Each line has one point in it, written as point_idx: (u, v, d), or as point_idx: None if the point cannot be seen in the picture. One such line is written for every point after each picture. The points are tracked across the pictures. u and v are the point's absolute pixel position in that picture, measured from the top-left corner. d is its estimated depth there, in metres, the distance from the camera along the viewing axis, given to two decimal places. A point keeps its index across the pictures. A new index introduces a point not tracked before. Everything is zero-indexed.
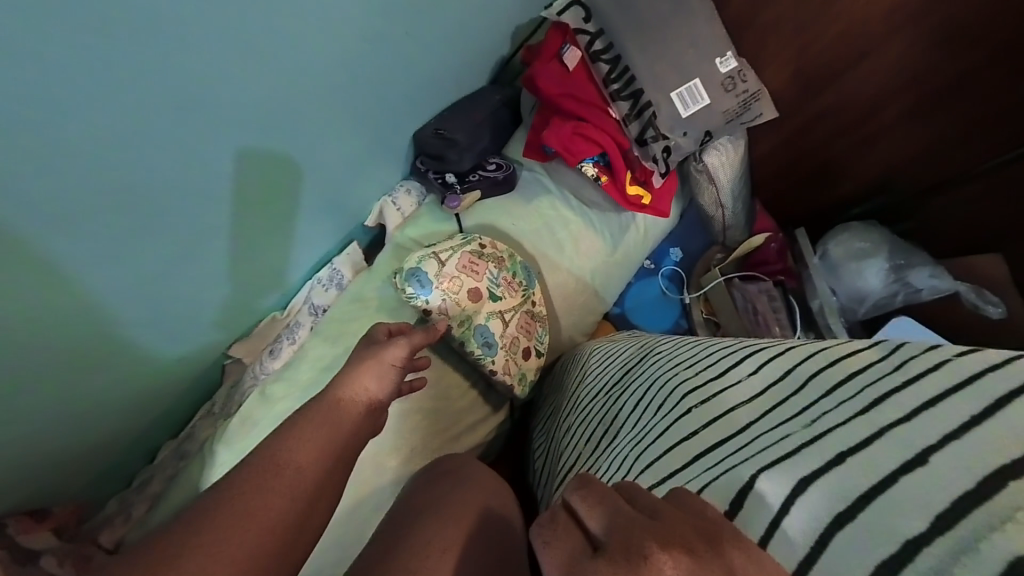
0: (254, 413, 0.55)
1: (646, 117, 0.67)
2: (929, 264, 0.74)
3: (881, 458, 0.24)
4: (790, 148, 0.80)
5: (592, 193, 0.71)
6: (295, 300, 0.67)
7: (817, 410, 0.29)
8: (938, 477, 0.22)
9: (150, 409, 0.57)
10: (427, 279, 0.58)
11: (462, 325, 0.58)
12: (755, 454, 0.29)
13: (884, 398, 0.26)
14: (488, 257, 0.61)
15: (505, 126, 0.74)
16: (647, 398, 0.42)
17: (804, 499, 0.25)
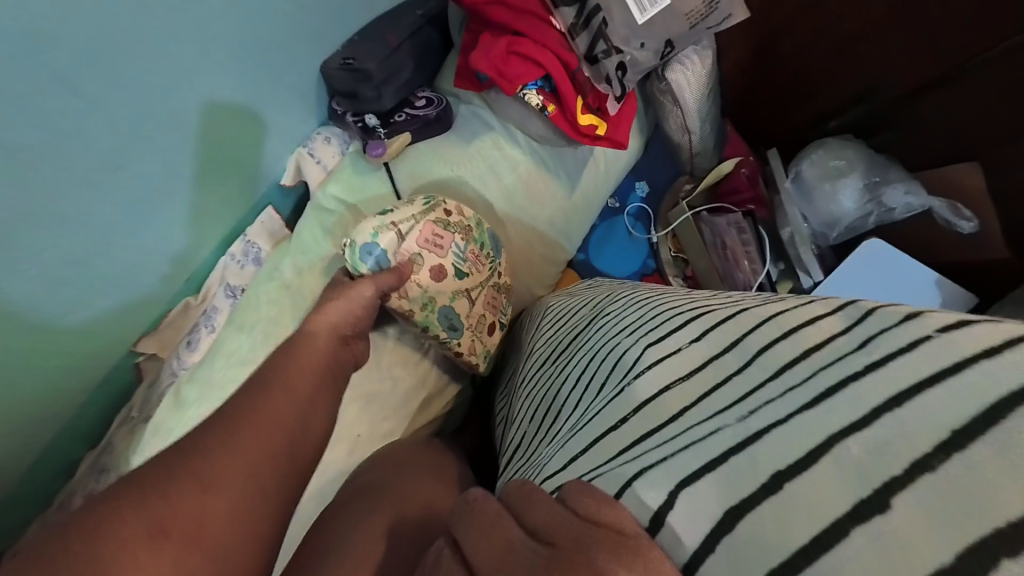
0: (166, 422, 0.49)
1: (596, 27, 0.56)
2: (904, 179, 0.69)
3: (833, 490, 0.18)
4: (762, 58, 0.72)
5: (539, 125, 0.61)
6: (209, 281, 0.57)
7: (760, 395, 0.24)
8: (905, 529, 0.17)
9: (49, 423, 0.49)
10: (383, 257, 0.50)
11: (424, 309, 0.52)
12: (680, 451, 0.24)
13: (839, 389, 0.21)
14: (454, 227, 0.54)
15: (432, 50, 0.62)
16: (588, 373, 0.37)
17: (735, 538, 0.20)
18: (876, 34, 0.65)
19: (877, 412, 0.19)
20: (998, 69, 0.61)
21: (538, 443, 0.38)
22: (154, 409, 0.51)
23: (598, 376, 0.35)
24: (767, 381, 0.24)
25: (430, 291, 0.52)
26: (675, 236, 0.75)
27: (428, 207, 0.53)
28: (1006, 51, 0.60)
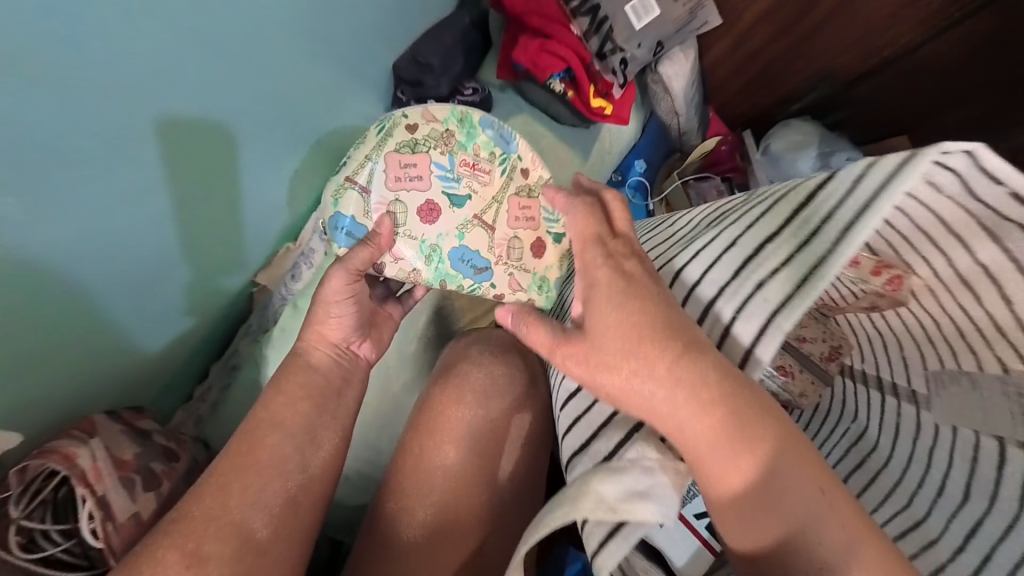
0: (288, 324, 0.67)
1: (605, 31, 0.74)
2: (848, 149, 0.86)
3: (725, 238, 0.43)
4: (738, 52, 0.88)
5: (560, 108, 0.77)
6: (304, 231, 0.72)
7: (710, 221, 0.47)
8: (744, 242, 0.41)
9: (195, 335, 0.64)
10: (351, 221, 0.58)
11: (431, 259, 0.61)
12: (670, 251, 0.48)
13: (738, 207, 0.45)
14: (426, 143, 0.61)
15: (476, 48, 0.79)
16: None
17: (686, 267, 0.44)
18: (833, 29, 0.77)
19: (749, 210, 0.44)
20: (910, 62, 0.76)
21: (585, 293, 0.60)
22: (275, 321, 0.69)
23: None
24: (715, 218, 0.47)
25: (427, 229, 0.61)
26: (667, 202, 0.90)
27: (396, 141, 0.60)
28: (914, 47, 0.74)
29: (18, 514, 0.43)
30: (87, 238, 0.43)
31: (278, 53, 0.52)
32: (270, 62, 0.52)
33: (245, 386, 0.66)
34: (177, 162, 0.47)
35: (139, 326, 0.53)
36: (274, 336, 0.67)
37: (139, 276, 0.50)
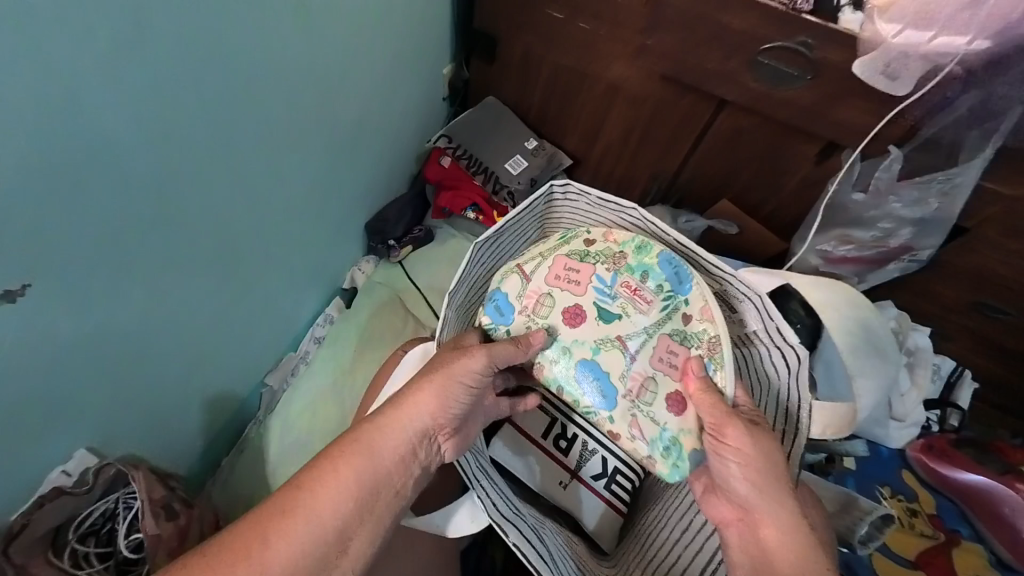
0: (289, 399, 0.90)
1: (493, 178, 1.16)
2: (689, 213, 1.16)
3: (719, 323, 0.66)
4: (603, 162, 1.22)
5: (479, 227, 1.16)
6: (302, 343, 1.02)
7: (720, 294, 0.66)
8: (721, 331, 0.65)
9: (208, 427, 0.86)
10: (506, 301, 0.69)
11: (561, 361, 0.69)
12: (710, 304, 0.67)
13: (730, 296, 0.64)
14: (597, 258, 0.68)
15: (421, 206, 1.20)
16: (701, 271, 0.67)
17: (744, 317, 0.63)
18: (634, 144, 1.15)
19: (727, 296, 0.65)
20: (711, 142, 1.06)
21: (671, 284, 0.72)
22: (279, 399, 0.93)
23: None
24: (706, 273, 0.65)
25: (575, 330, 0.68)
26: None
27: (571, 248, 0.69)
28: (706, 130, 1.04)
29: (74, 539, 0.66)
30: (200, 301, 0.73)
31: (269, 232, 0.84)
32: (262, 240, 0.83)
33: (250, 458, 0.87)
34: (103, 301, 0.61)
35: (92, 428, 0.66)
36: (278, 409, 0.90)
37: (92, 406, 0.64)
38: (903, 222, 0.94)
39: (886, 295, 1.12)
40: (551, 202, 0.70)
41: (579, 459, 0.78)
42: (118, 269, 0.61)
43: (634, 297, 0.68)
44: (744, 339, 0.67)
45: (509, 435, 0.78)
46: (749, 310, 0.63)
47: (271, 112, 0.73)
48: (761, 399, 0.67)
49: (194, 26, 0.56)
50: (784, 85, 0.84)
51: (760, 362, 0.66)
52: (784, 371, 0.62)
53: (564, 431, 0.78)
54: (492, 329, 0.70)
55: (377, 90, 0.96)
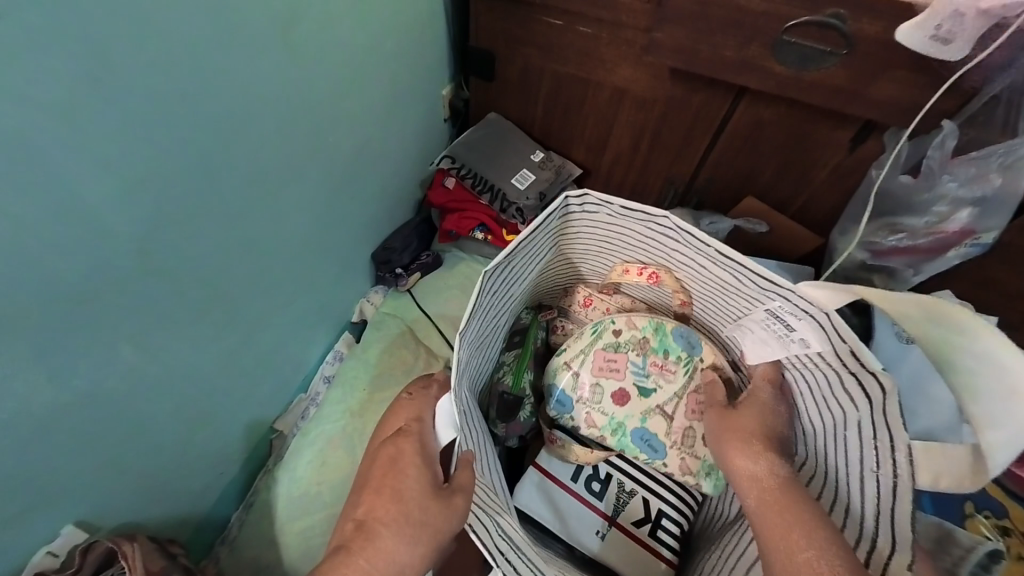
0: (298, 447, 0.84)
1: (500, 195, 1.10)
2: (711, 214, 1.08)
3: (759, 351, 0.64)
4: (614, 169, 1.15)
5: (488, 248, 1.11)
6: (311, 384, 0.97)
7: (766, 311, 0.59)
8: (760, 353, 0.64)
9: (214, 483, 0.81)
10: (564, 396, 0.72)
11: (615, 432, 0.72)
12: (763, 319, 0.60)
13: (786, 311, 0.56)
14: (625, 346, 0.72)
15: (428, 231, 1.15)
16: (747, 285, 0.58)
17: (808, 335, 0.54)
18: (648, 148, 1.08)
19: (773, 310, 0.58)
20: (731, 136, 0.98)
21: (716, 296, 0.65)
22: (288, 446, 0.88)
23: (515, 339, 0.76)
24: (754, 282, 0.57)
25: (623, 410, 0.72)
26: None
27: (604, 341, 0.72)
28: (725, 122, 0.97)
29: None
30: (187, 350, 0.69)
31: (269, 273, 0.80)
32: (262, 283, 0.79)
33: (258, 516, 0.81)
34: (88, 361, 0.57)
35: (85, 497, 0.61)
36: (287, 460, 0.84)
37: (82, 474, 0.60)
38: (961, 203, 0.83)
39: (940, 286, 1.01)
40: (567, 216, 0.64)
41: (615, 503, 0.72)
42: (103, 326, 0.57)
43: (660, 369, 0.71)
44: (807, 364, 0.57)
45: (538, 479, 0.74)
46: (809, 328, 0.53)
47: (263, 148, 0.70)
48: (840, 436, 0.56)
49: (172, 65, 0.54)
50: (813, 65, 0.76)
51: (827, 391, 0.56)
52: (864, 401, 0.51)
53: (598, 471, 0.74)
54: (557, 418, 0.73)
55: (375, 117, 0.93)
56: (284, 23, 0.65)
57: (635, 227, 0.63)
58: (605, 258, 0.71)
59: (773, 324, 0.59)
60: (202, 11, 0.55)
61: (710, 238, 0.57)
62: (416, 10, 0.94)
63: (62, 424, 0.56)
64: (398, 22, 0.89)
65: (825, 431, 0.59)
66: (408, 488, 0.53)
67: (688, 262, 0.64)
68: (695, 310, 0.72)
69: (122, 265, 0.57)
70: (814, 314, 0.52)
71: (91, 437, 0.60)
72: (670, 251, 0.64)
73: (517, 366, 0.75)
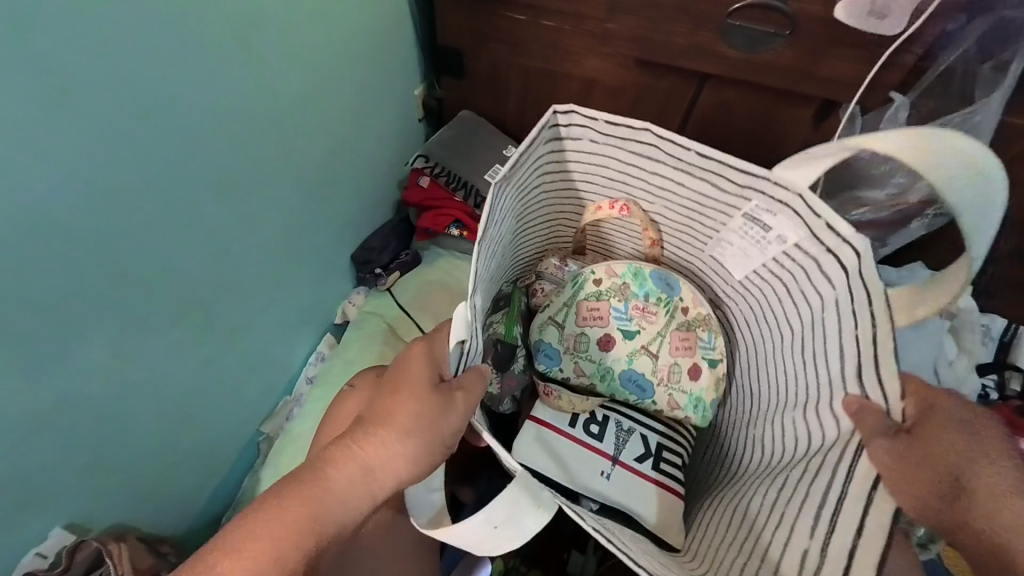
0: (282, 447, 0.87)
1: (474, 191, 1.11)
2: None
3: (735, 269, 0.67)
4: None
5: (466, 244, 1.13)
6: (296, 385, 0.99)
7: (740, 220, 0.61)
8: (736, 266, 0.66)
9: (202, 485, 0.84)
10: (551, 350, 0.74)
11: (603, 378, 0.74)
12: (737, 228, 0.63)
13: (763, 208, 0.58)
14: (607, 293, 0.74)
15: (407, 230, 1.17)
16: (720, 193, 0.61)
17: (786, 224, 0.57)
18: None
19: (749, 212, 0.60)
20: (697, 122, 1.00)
21: (691, 221, 0.68)
22: (273, 446, 0.90)
23: (501, 301, 0.75)
24: (727, 185, 0.60)
25: (608, 355, 0.74)
26: None
27: (586, 292, 0.74)
28: (691, 107, 0.98)
29: None
30: (162, 357, 0.71)
31: (245, 279, 0.81)
32: (238, 289, 0.81)
33: None
34: (58, 369, 0.59)
35: (69, 501, 0.64)
36: (272, 460, 0.86)
37: (63, 479, 0.62)
38: (920, 174, 0.84)
39: (915, 258, 1.02)
40: (551, 141, 0.65)
41: (616, 442, 0.71)
42: (72, 336, 0.59)
43: (642, 313, 0.74)
44: (785, 260, 0.60)
45: (534, 433, 0.71)
46: (785, 220, 0.57)
47: (230, 156, 0.72)
48: (821, 328, 0.58)
49: (125, 82, 0.57)
50: (760, 47, 0.79)
51: (802, 285, 0.59)
52: (842, 278, 0.54)
53: (596, 414, 0.73)
54: (545, 372, 0.74)
55: (347, 120, 0.94)
56: (241, 34, 0.68)
57: (616, 149, 0.65)
58: (581, 198, 0.74)
59: (750, 229, 0.61)
60: (151, 29, 0.57)
61: (689, 142, 0.59)
62: (381, 13, 0.95)
63: (39, 431, 0.58)
64: (365, 26, 0.91)
65: (805, 333, 0.61)
66: (407, 384, 0.52)
67: (665, 185, 0.65)
68: (666, 246, 0.75)
69: (85, 276, 0.58)
70: (791, 200, 0.55)
71: (69, 444, 0.62)
72: (644, 180, 0.67)
73: (506, 322, 0.73)
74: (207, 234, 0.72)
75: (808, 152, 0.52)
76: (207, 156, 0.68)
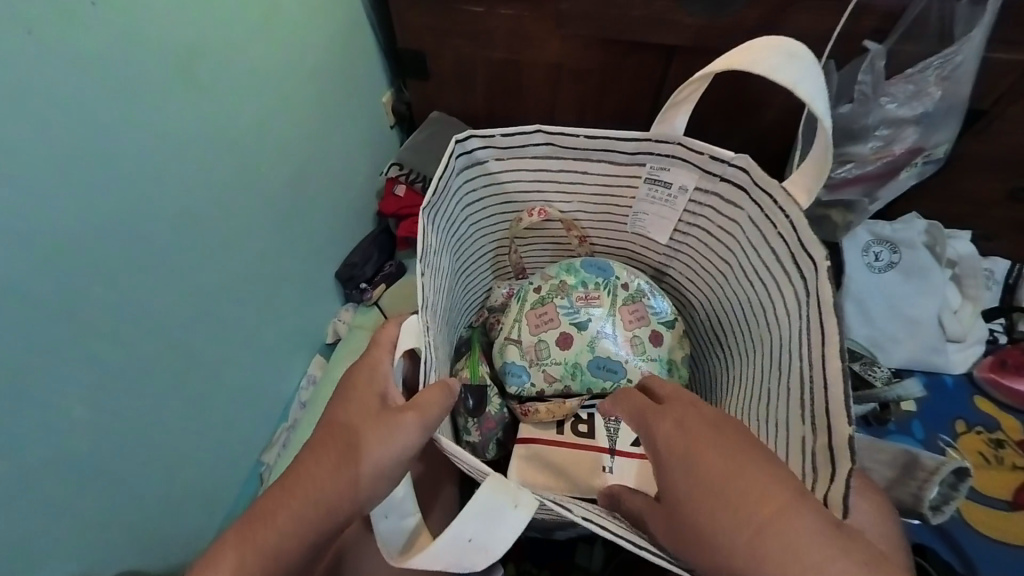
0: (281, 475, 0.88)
1: None
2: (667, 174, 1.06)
3: (662, 231, 0.69)
4: None
5: None
6: (290, 411, 0.99)
7: (646, 184, 0.65)
8: (662, 227, 0.69)
9: (208, 519, 0.84)
10: (518, 366, 0.66)
11: (575, 375, 0.66)
12: (646, 192, 0.66)
13: (660, 169, 0.63)
14: (549, 296, 0.67)
15: (388, 241, 1.15)
16: (616, 165, 0.64)
17: (678, 170, 0.62)
18: (592, 118, 1.06)
19: (658, 174, 0.63)
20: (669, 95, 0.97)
21: (605, 205, 0.69)
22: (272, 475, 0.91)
23: (458, 349, 0.69)
24: (623, 157, 0.63)
25: (569, 351, 0.66)
26: None
27: (526, 302, 0.68)
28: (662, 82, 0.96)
29: None
30: (153, 401, 0.70)
31: (229, 312, 0.81)
32: (222, 322, 0.80)
33: None
34: (48, 428, 0.57)
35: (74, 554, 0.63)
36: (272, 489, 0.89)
37: (68, 534, 0.62)
38: (902, 124, 0.82)
39: (907, 207, 0.99)
40: (453, 180, 0.62)
41: (609, 433, 0.63)
42: (58, 395, 0.58)
43: (583, 298, 0.68)
44: (698, 204, 0.64)
45: (524, 454, 0.63)
46: (679, 172, 0.62)
47: (193, 191, 0.70)
48: (751, 257, 0.61)
49: (70, 132, 0.54)
50: (724, 11, 0.80)
51: (716, 220, 0.64)
52: (750, 204, 0.58)
53: (580, 412, 0.65)
54: (519, 392, 0.65)
55: (313, 137, 0.91)
56: (185, 63, 0.65)
57: (519, 159, 0.65)
58: (487, 228, 0.71)
59: (656, 191, 0.65)
60: (88, 69, 0.55)
61: (577, 128, 0.61)
62: (334, 22, 0.91)
63: (35, 492, 0.57)
64: (319, 38, 0.88)
65: (738, 267, 0.64)
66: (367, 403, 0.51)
67: (575, 178, 0.67)
68: (592, 240, 0.75)
69: (60, 331, 0.57)
70: (680, 150, 0.60)
71: (69, 499, 0.61)
72: (540, 183, 0.68)
73: (471, 360, 0.67)
74: (180, 272, 0.70)
75: (666, 107, 0.57)
76: (169, 192, 0.66)
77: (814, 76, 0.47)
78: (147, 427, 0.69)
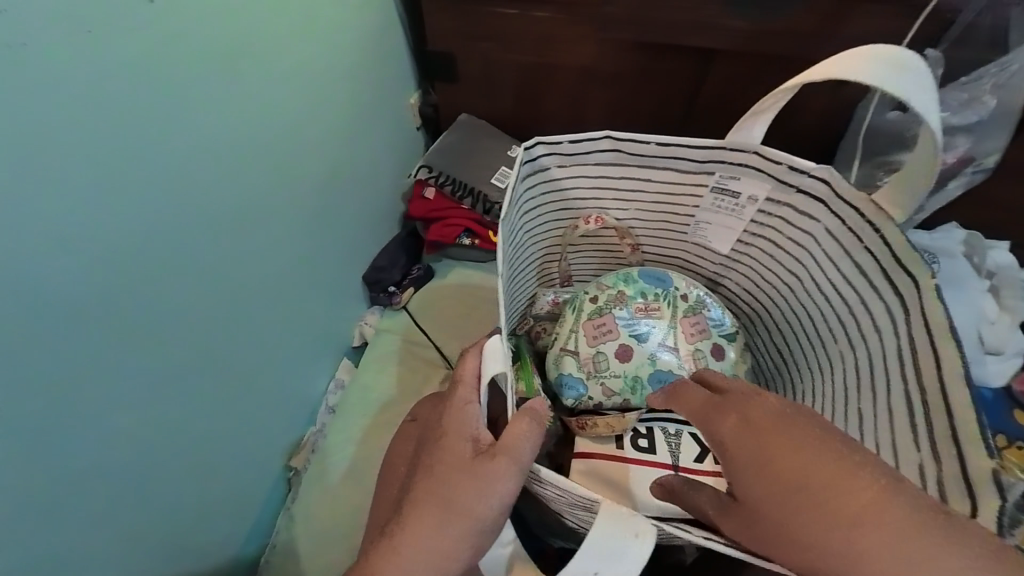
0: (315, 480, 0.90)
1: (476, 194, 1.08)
2: None
3: (724, 240, 0.68)
4: None
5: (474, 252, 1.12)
6: (318, 416, 0.98)
7: (713, 193, 0.63)
8: (724, 237, 0.67)
9: (237, 525, 0.84)
10: (574, 378, 0.64)
11: (634, 390, 0.63)
12: (712, 202, 0.64)
13: (730, 179, 0.61)
14: (607, 306, 0.66)
15: (414, 244, 1.14)
16: (684, 174, 0.62)
17: (751, 180, 0.61)
18: (625, 121, 1.04)
19: (727, 183, 0.62)
20: (704, 100, 0.95)
21: (665, 215, 0.68)
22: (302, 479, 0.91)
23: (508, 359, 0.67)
24: (694, 166, 0.61)
25: (629, 364, 0.64)
26: None
27: (583, 312, 0.66)
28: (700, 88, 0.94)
29: None
30: (185, 409, 0.69)
31: (261, 317, 0.80)
32: (254, 327, 0.79)
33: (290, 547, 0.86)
34: (82, 437, 0.56)
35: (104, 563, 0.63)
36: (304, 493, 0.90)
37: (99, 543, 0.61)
38: (951, 132, 0.80)
39: (947, 217, 0.97)
40: (519, 188, 0.60)
41: (670, 449, 0.62)
42: (93, 404, 0.57)
43: (641, 309, 0.66)
44: (766, 215, 0.63)
45: (582, 470, 0.62)
46: (750, 182, 0.61)
47: (231, 196, 0.69)
48: (830, 271, 0.61)
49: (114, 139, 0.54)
50: (776, 13, 0.79)
51: (787, 231, 0.63)
52: (831, 217, 0.58)
53: (638, 426, 0.64)
54: (576, 404, 0.64)
55: (342, 140, 0.90)
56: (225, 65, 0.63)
57: (581, 166, 0.63)
58: (542, 236, 0.69)
59: (723, 201, 0.64)
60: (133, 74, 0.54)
61: (647, 135, 0.59)
62: (366, 25, 0.90)
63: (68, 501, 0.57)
64: (350, 39, 0.87)
65: (811, 278, 0.63)
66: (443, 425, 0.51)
67: (636, 186, 0.65)
68: (645, 248, 0.74)
69: (99, 339, 0.56)
70: (756, 159, 0.58)
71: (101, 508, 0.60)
72: (601, 191, 0.66)
73: (524, 372, 0.65)
74: (216, 277, 0.70)
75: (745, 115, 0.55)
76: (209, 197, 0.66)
77: (923, 81, 0.46)
78: (178, 435, 0.69)
